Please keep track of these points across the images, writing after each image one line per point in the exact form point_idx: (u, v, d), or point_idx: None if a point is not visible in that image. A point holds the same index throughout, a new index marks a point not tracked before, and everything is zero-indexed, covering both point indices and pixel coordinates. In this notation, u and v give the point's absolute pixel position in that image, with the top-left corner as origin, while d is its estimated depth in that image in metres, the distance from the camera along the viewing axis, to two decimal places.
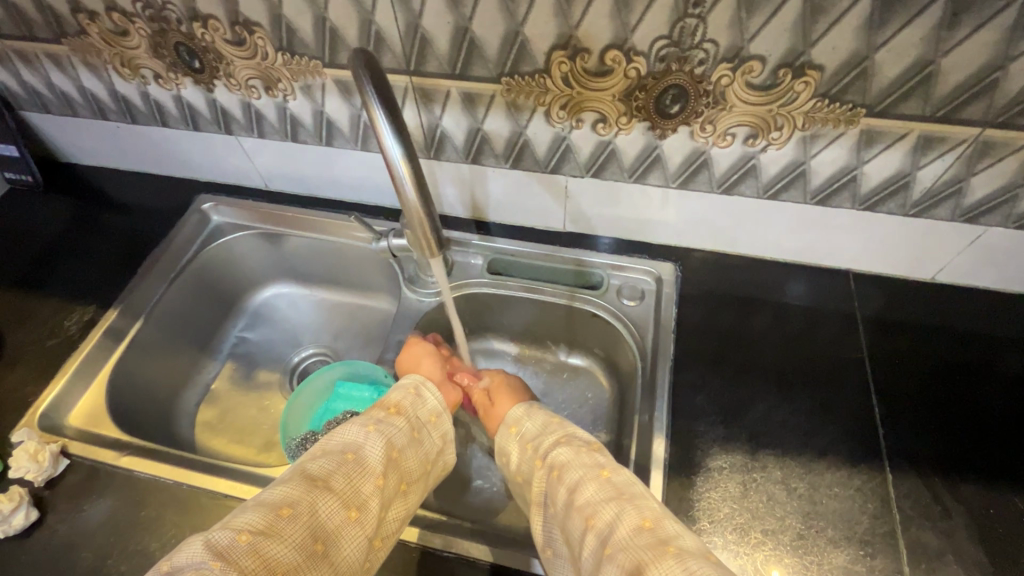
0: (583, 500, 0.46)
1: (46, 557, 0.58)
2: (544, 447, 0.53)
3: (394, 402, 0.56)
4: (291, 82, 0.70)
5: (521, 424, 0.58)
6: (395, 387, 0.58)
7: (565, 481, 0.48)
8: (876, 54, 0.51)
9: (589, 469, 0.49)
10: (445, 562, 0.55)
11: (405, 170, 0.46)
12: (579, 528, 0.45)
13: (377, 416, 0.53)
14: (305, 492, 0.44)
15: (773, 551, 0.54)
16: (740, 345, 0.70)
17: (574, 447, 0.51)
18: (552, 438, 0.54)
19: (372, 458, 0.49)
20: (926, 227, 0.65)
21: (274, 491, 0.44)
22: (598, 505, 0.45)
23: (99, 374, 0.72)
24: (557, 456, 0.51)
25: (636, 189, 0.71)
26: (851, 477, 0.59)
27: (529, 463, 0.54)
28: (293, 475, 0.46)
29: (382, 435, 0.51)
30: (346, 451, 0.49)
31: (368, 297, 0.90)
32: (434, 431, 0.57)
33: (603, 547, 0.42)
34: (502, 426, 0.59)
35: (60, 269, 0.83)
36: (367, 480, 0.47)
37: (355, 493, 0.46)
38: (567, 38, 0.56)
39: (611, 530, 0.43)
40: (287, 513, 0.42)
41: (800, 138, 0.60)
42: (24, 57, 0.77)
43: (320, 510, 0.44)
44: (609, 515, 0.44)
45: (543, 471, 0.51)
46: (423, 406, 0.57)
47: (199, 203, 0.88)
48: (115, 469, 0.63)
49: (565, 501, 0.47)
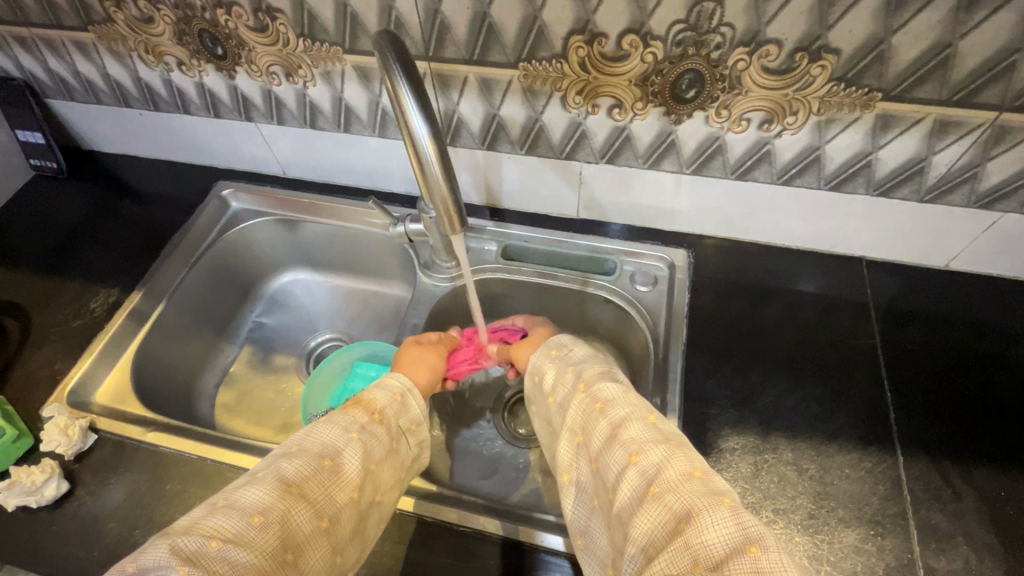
0: (629, 438, 0.45)
1: (76, 527, 0.60)
2: (589, 375, 0.52)
3: (380, 406, 0.53)
4: (311, 68, 0.71)
5: (564, 350, 0.57)
6: (382, 389, 0.54)
7: (609, 416, 0.48)
8: (893, 38, 0.52)
9: (636, 408, 0.48)
10: (462, 536, 0.57)
11: (429, 149, 0.47)
12: (619, 462, 0.44)
13: (360, 420, 0.50)
14: (278, 500, 0.43)
15: (783, 529, 0.55)
16: (752, 330, 0.70)
17: (620, 385, 0.51)
18: (596, 371, 0.53)
19: (350, 468, 0.47)
20: (940, 213, 0.65)
21: (246, 494, 0.43)
22: (646, 446, 0.44)
23: (123, 356, 0.74)
24: (603, 391, 0.50)
25: (650, 175, 0.71)
26: (861, 459, 0.59)
27: (567, 387, 0.53)
28: (268, 477, 0.44)
29: (363, 445, 0.49)
30: (324, 456, 0.47)
31: (383, 283, 0.91)
32: (413, 438, 0.55)
33: (648, 485, 0.42)
34: (542, 348, 0.58)
35: (84, 253, 0.85)
36: (342, 492, 0.46)
37: (328, 504, 0.45)
38: (584, 23, 0.57)
39: (658, 471, 0.42)
40: (258, 522, 0.41)
41: (815, 123, 0.60)
42: (52, 45, 0.79)
43: (292, 520, 0.43)
44: (656, 457, 0.43)
45: (584, 398, 0.50)
46: (406, 415, 0.54)
47: (218, 189, 0.89)
48: (141, 445, 0.65)
49: (605, 435, 0.47)
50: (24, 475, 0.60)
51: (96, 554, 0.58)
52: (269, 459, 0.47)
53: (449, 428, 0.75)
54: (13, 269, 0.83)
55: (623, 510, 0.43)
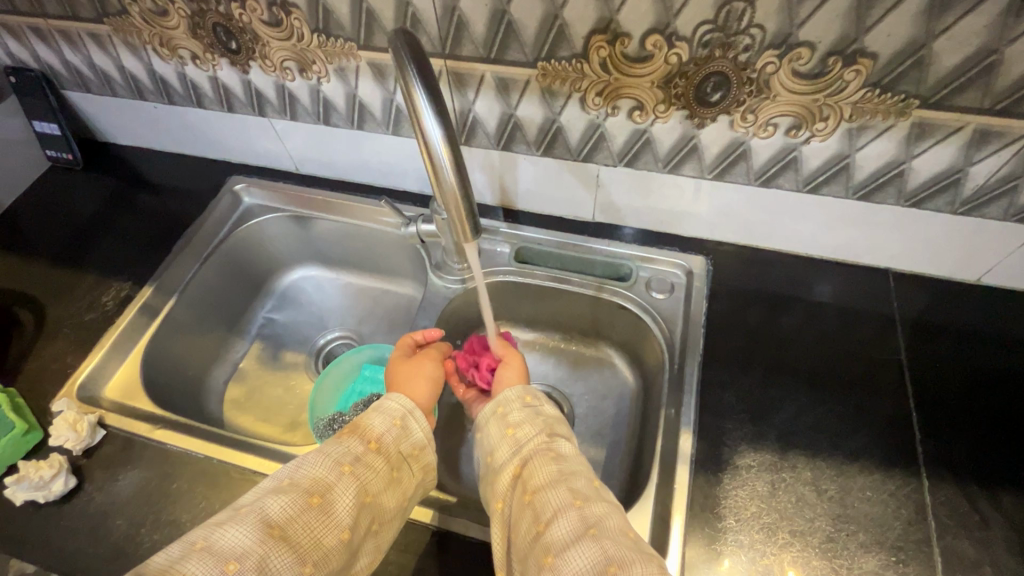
0: (577, 487, 0.46)
1: (83, 523, 0.60)
2: (556, 428, 0.53)
3: (377, 434, 0.52)
4: (325, 64, 0.70)
5: (538, 402, 0.55)
6: (380, 414, 0.54)
7: (562, 465, 0.48)
8: (935, 42, 0.49)
9: (585, 469, 0.49)
10: (469, 546, 0.56)
11: (443, 153, 0.45)
12: (561, 502, 0.45)
13: (355, 451, 0.50)
14: (258, 544, 0.41)
15: (800, 553, 0.53)
16: (771, 342, 0.68)
17: (575, 448, 0.51)
18: (562, 428, 0.53)
19: (339, 506, 0.46)
20: (975, 226, 0.62)
21: (227, 535, 0.41)
22: (591, 497, 0.45)
23: (127, 364, 0.72)
24: (562, 445, 0.51)
25: (670, 179, 0.69)
26: (884, 481, 0.57)
27: (531, 428, 0.52)
28: (251, 515, 0.43)
29: (356, 479, 0.48)
30: (312, 493, 0.46)
31: (393, 282, 0.90)
32: (415, 464, 0.54)
33: (586, 528, 0.42)
34: (520, 389, 0.56)
35: (97, 246, 0.85)
36: (330, 533, 0.45)
37: (314, 548, 0.44)
38: (607, 22, 0.55)
39: (600, 519, 0.43)
40: (232, 570, 0.40)
41: (845, 130, 0.58)
42: (68, 37, 0.79)
43: (270, 566, 0.41)
44: (599, 510, 0.44)
45: (542, 442, 0.51)
46: (407, 440, 0.53)
47: (231, 184, 0.89)
48: (150, 441, 0.65)
49: (552, 478, 0.47)
50: (33, 470, 0.60)
51: (102, 551, 0.58)
52: (256, 494, 0.46)
53: (457, 432, 0.74)
54: (28, 261, 0.83)
55: (552, 543, 0.42)
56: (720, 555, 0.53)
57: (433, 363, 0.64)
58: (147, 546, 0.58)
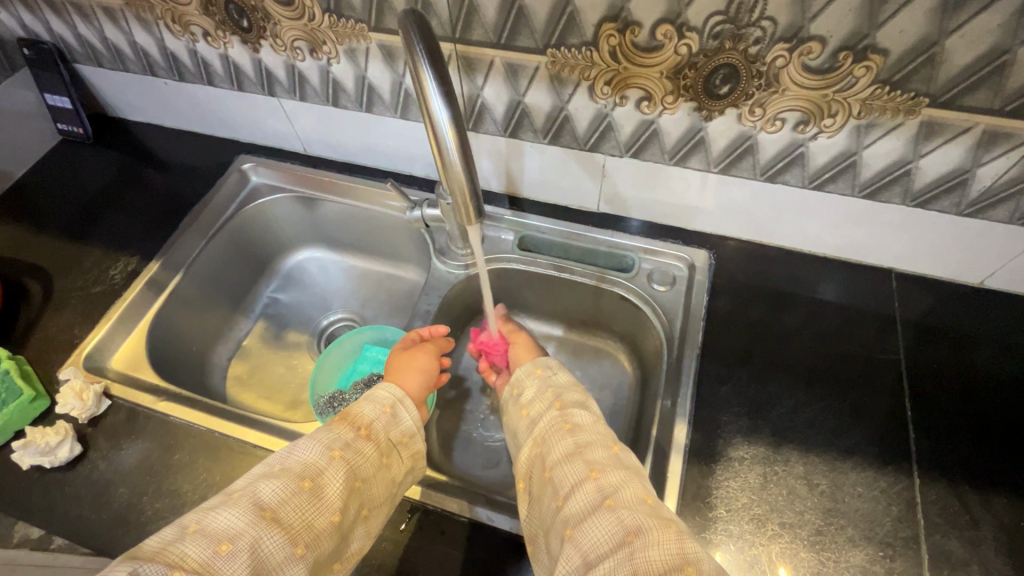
0: (593, 457, 0.48)
1: (86, 490, 0.61)
2: (567, 398, 0.54)
3: (366, 421, 0.53)
4: (336, 45, 0.70)
5: (549, 372, 0.58)
6: (369, 402, 0.56)
7: (576, 436, 0.50)
8: (947, 40, 0.49)
9: (603, 436, 0.50)
10: (464, 527, 0.57)
11: (450, 137, 0.45)
12: (579, 475, 0.46)
13: (346, 437, 0.51)
14: (250, 526, 0.42)
15: (789, 544, 0.54)
16: (770, 338, 0.68)
17: (591, 413, 0.53)
18: (574, 396, 0.55)
19: (330, 490, 0.47)
20: (980, 228, 0.62)
21: (219, 518, 0.43)
22: (607, 467, 0.47)
23: (133, 334, 0.74)
24: (577, 415, 0.52)
25: (676, 172, 0.69)
26: (877, 479, 0.57)
27: (543, 403, 0.55)
28: (243, 499, 0.44)
29: (347, 463, 0.49)
30: (304, 477, 0.47)
31: (395, 266, 0.91)
32: (406, 452, 0.55)
33: (603, 499, 0.44)
34: (530, 364, 0.59)
35: (106, 220, 0.86)
36: (322, 516, 0.46)
37: (306, 529, 0.45)
38: (618, 10, 0.55)
39: (616, 489, 0.45)
40: (226, 550, 0.41)
41: (854, 127, 0.57)
42: (81, 11, 0.79)
43: (262, 547, 0.42)
44: (615, 479, 0.46)
45: (556, 416, 0.53)
46: (396, 427, 0.55)
47: (238, 163, 0.89)
48: (151, 414, 0.66)
49: (568, 452, 0.49)
50: (39, 436, 0.61)
51: (103, 518, 0.59)
52: (248, 480, 0.47)
53: (455, 416, 0.75)
54: (37, 232, 0.84)
55: (572, 516, 0.44)
56: (710, 544, 0.54)
57: (427, 356, 0.64)
58: (148, 514, 0.59)
